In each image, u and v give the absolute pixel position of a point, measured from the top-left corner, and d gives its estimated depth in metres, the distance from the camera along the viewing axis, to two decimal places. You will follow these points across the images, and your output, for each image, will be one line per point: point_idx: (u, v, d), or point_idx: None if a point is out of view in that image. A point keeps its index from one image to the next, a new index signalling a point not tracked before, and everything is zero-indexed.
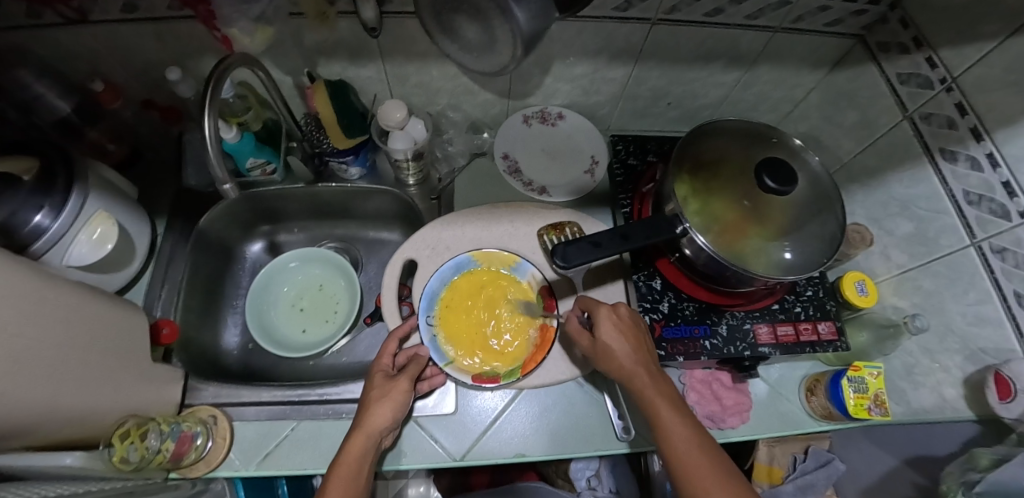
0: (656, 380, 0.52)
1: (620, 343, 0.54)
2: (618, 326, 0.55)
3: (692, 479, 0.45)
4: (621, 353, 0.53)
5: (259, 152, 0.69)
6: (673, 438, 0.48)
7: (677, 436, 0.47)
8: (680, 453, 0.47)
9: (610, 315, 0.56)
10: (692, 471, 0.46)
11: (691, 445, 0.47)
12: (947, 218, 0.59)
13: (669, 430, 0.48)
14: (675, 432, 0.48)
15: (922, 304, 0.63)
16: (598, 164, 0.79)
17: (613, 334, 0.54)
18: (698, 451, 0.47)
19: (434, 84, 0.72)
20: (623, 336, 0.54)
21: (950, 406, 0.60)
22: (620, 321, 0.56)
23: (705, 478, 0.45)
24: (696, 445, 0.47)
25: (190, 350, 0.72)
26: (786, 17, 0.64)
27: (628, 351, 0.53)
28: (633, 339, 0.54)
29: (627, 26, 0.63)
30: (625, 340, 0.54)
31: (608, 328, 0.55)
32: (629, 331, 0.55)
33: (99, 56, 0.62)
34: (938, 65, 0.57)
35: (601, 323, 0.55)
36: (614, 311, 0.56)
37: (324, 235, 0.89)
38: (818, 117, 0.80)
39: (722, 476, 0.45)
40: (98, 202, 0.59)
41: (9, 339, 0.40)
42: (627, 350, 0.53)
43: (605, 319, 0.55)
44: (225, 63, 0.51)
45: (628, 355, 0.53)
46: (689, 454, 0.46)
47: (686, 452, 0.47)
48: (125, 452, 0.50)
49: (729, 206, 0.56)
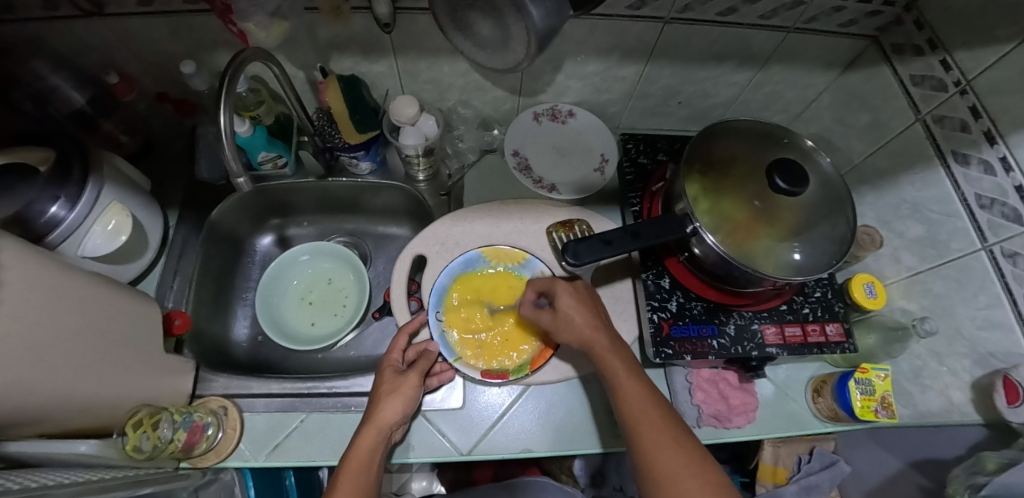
0: (616, 348, 0.54)
1: (580, 314, 0.55)
2: (576, 298, 0.57)
3: (651, 438, 0.46)
4: (582, 323, 0.54)
5: (271, 145, 0.70)
6: (633, 401, 0.49)
7: (635, 399, 0.49)
8: (639, 414, 0.48)
9: (568, 289, 0.57)
10: (649, 430, 0.47)
11: (648, 406, 0.48)
12: (958, 221, 0.59)
13: (626, 393, 0.49)
14: (634, 395, 0.49)
15: (932, 307, 0.63)
16: (608, 162, 0.79)
17: (573, 306, 0.56)
18: (655, 410, 0.48)
19: (446, 80, 0.72)
20: (581, 306, 0.56)
21: (958, 410, 0.61)
22: (579, 295, 0.58)
23: (663, 436, 0.46)
24: (655, 407, 0.48)
25: (201, 342, 0.72)
26: (799, 17, 0.64)
27: (587, 321, 0.55)
28: (592, 311, 0.56)
29: (639, 24, 0.63)
30: (584, 311, 0.56)
31: (568, 300, 0.56)
32: (588, 305, 0.57)
33: (114, 49, 0.63)
34: (952, 67, 0.57)
35: (561, 297, 0.57)
36: (572, 286, 0.58)
37: (333, 229, 0.89)
38: (830, 118, 0.79)
39: (678, 433, 0.47)
40: (113, 194, 0.59)
41: (25, 328, 0.40)
42: (587, 319, 0.55)
43: (565, 293, 0.57)
44: (240, 58, 0.51)
45: (587, 324, 0.55)
46: (648, 414, 0.48)
47: (644, 412, 0.48)
48: (138, 440, 0.51)
49: (739, 205, 0.56)
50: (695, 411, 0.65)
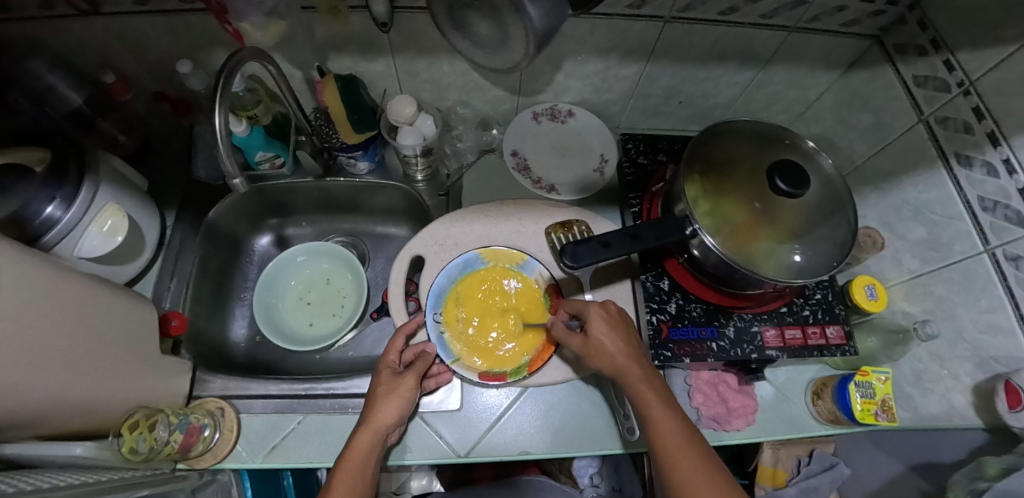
0: (649, 374, 0.53)
1: (612, 340, 0.55)
2: (608, 322, 0.56)
3: (685, 473, 0.47)
4: (613, 349, 0.54)
5: (268, 145, 0.70)
6: (666, 433, 0.49)
7: (668, 432, 0.49)
8: (672, 448, 0.48)
9: (600, 312, 0.57)
10: (681, 464, 0.47)
11: (681, 440, 0.48)
12: (961, 223, 0.58)
13: (659, 424, 0.49)
14: (666, 427, 0.49)
15: (933, 310, 0.63)
16: (608, 163, 0.78)
17: (605, 332, 0.55)
18: (687, 444, 0.48)
19: (444, 79, 0.71)
20: (613, 332, 0.56)
21: (958, 414, 0.60)
22: (610, 318, 0.57)
23: (697, 472, 0.46)
24: (687, 441, 0.48)
25: (198, 342, 0.72)
26: (802, 17, 0.63)
27: (619, 347, 0.54)
28: (624, 336, 0.56)
29: (640, 23, 0.62)
30: (616, 336, 0.55)
31: (599, 324, 0.56)
32: (620, 329, 0.56)
33: (110, 48, 0.62)
34: (956, 68, 0.56)
35: (593, 321, 0.56)
36: (604, 309, 0.58)
37: (331, 229, 0.89)
38: (832, 118, 0.79)
39: (712, 469, 0.47)
40: (109, 194, 0.59)
41: (21, 330, 0.40)
42: (619, 345, 0.54)
43: (596, 316, 0.56)
44: (236, 57, 0.51)
45: (620, 351, 0.54)
46: (680, 448, 0.48)
47: (677, 446, 0.48)
48: (133, 443, 0.51)
49: (740, 207, 0.55)
50: (694, 413, 0.65)
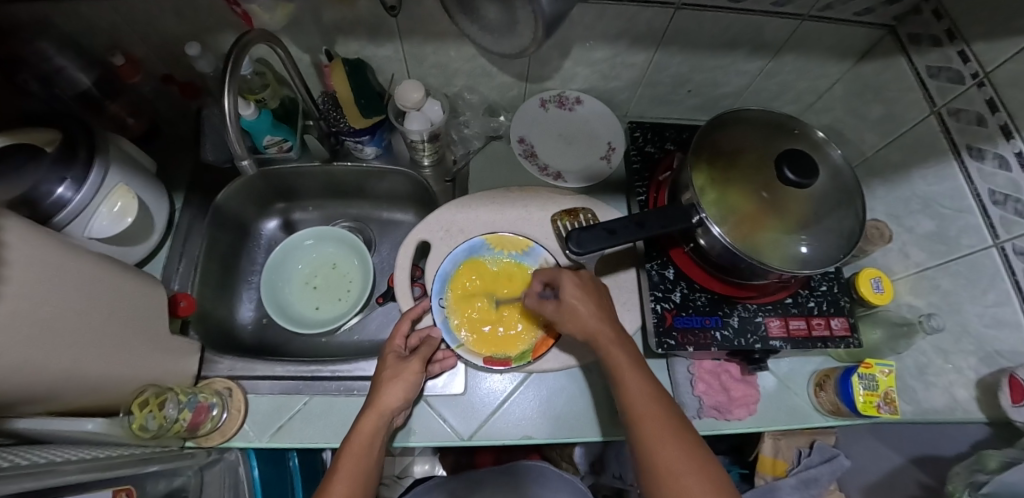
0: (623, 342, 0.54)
1: (584, 305, 0.55)
2: (582, 289, 0.57)
3: (655, 434, 0.47)
4: (586, 314, 0.55)
5: (276, 129, 0.70)
6: (636, 396, 0.49)
7: (637, 394, 0.49)
8: (642, 409, 0.48)
9: (573, 279, 0.57)
10: (652, 424, 0.47)
11: (651, 401, 0.49)
12: (970, 217, 0.58)
13: (630, 388, 0.50)
14: (636, 391, 0.49)
15: (939, 304, 0.62)
16: (615, 151, 0.77)
17: (579, 297, 0.56)
18: (658, 405, 0.48)
19: (452, 64, 0.71)
20: (587, 298, 0.56)
21: (961, 407, 0.60)
22: (583, 285, 0.57)
23: (665, 431, 0.47)
24: (655, 402, 0.48)
25: (206, 324, 0.73)
26: (814, 5, 0.62)
27: (593, 312, 0.55)
28: (598, 303, 0.56)
29: (650, 9, 0.61)
30: (590, 302, 0.56)
31: (573, 291, 0.56)
32: (594, 296, 0.57)
33: (119, 30, 0.62)
34: (971, 59, 0.56)
35: (565, 286, 0.57)
36: (577, 277, 0.58)
37: (337, 214, 0.89)
38: (843, 109, 0.78)
39: (678, 429, 0.47)
40: (118, 176, 0.60)
41: (32, 306, 0.40)
42: (592, 312, 0.55)
43: (569, 282, 0.57)
44: (244, 40, 0.51)
45: (593, 316, 0.55)
46: (649, 409, 0.48)
47: (647, 407, 0.48)
48: (143, 419, 0.52)
49: (746, 196, 0.56)
50: (696, 402, 0.64)
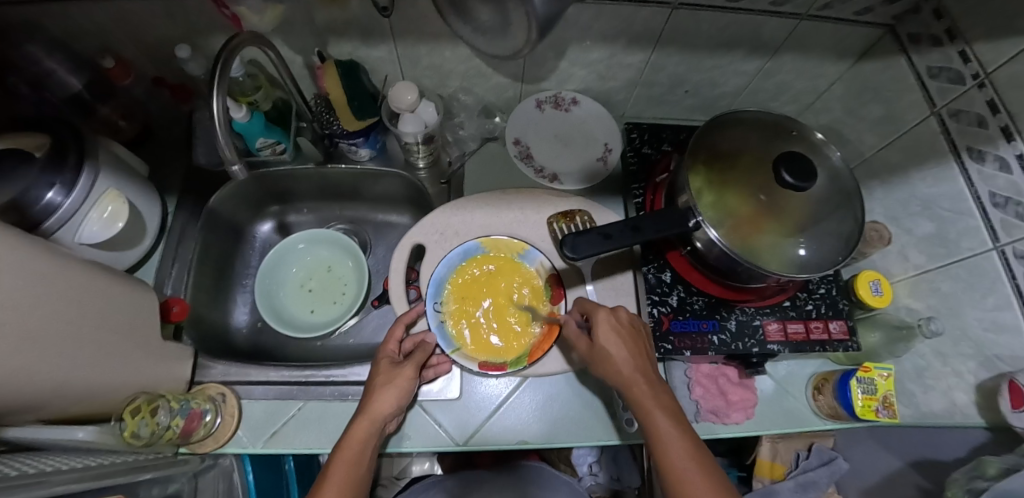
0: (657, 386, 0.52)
1: (618, 350, 0.53)
2: (617, 332, 0.54)
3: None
4: (620, 361, 0.52)
5: (269, 132, 0.69)
6: (673, 455, 0.46)
7: (673, 453, 0.47)
8: (678, 471, 0.46)
9: (608, 319, 0.55)
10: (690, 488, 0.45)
11: (688, 463, 0.46)
12: (970, 219, 0.57)
13: (666, 446, 0.47)
14: (674, 450, 0.47)
15: (938, 307, 0.62)
16: (611, 152, 0.77)
17: (612, 341, 0.53)
18: (696, 468, 0.46)
19: (447, 65, 0.70)
20: (621, 342, 0.53)
21: (960, 411, 0.59)
22: (620, 327, 0.54)
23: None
24: (694, 465, 0.46)
25: (199, 328, 0.72)
26: (813, 5, 0.61)
27: (627, 358, 0.52)
28: (634, 347, 0.53)
29: (646, 10, 0.60)
30: (625, 347, 0.53)
31: (607, 333, 0.54)
32: (630, 339, 0.54)
33: (109, 32, 0.62)
34: (971, 59, 0.55)
35: (598, 328, 0.54)
36: (612, 317, 0.55)
37: (332, 216, 0.88)
38: (841, 109, 0.77)
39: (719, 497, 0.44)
40: (109, 181, 0.59)
41: (20, 315, 0.40)
42: (629, 358, 0.52)
43: (603, 324, 0.54)
44: (235, 42, 0.50)
45: (627, 362, 0.52)
46: (687, 472, 0.45)
47: (684, 468, 0.46)
48: (136, 427, 0.51)
49: (744, 199, 0.55)
50: (694, 406, 0.64)
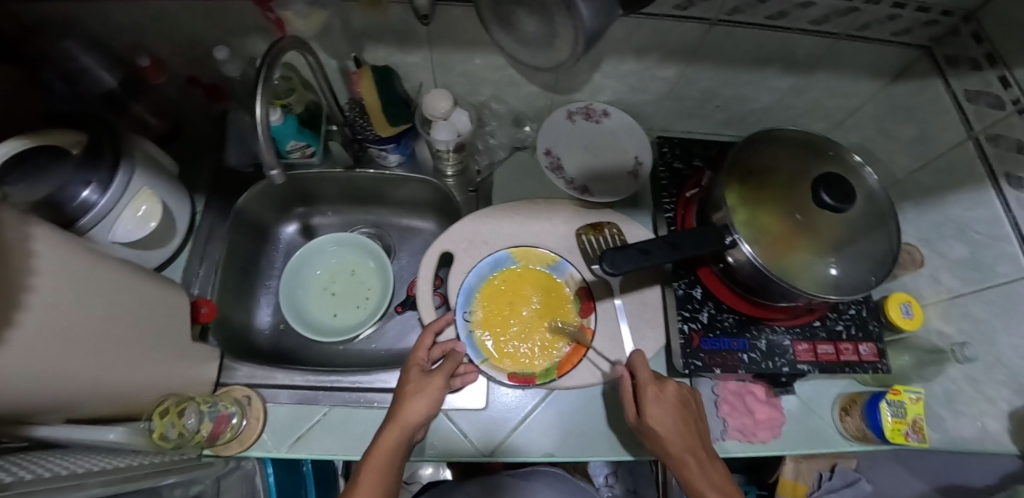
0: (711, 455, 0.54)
1: (669, 428, 0.54)
2: (667, 409, 0.55)
3: None
4: (670, 439, 0.53)
5: (300, 135, 0.69)
6: None
7: None
8: None
9: (658, 397, 0.55)
10: None
11: None
12: (1006, 245, 0.57)
13: None
14: None
15: (970, 332, 0.61)
16: (643, 166, 0.74)
17: (662, 418, 0.54)
18: None
19: (480, 73, 0.70)
20: (670, 417, 0.54)
21: (991, 438, 0.59)
22: (670, 403, 0.55)
23: None
24: None
25: (225, 329, 0.72)
26: (851, 25, 0.61)
27: (676, 436, 0.53)
28: (683, 422, 0.54)
29: (683, 25, 0.60)
30: (676, 426, 0.54)
31: (656, 412, 0.54)
32: (679, 413, 0.55)
33: (148, 32, 0.62)
34: (1012, 84, 0.55)
35: (648, 406, 0.55)
36: (661, 391, 0.56)
37: (356, 220, 0.88)
38: (874, 129, 0.77)
39: None
40: (144, 180, 0.59)
41: (59, 317, 0.39)
42: (677, 434, 0.53)
43: (653, 403, 0.55)
44: (277, 47, 0.50)
45: (678, 441, 0.53)
46: None
47: None
48: (164, 429, 0.52)
49: (779, 217, 0.55)
50: (720, 424, 0.64)
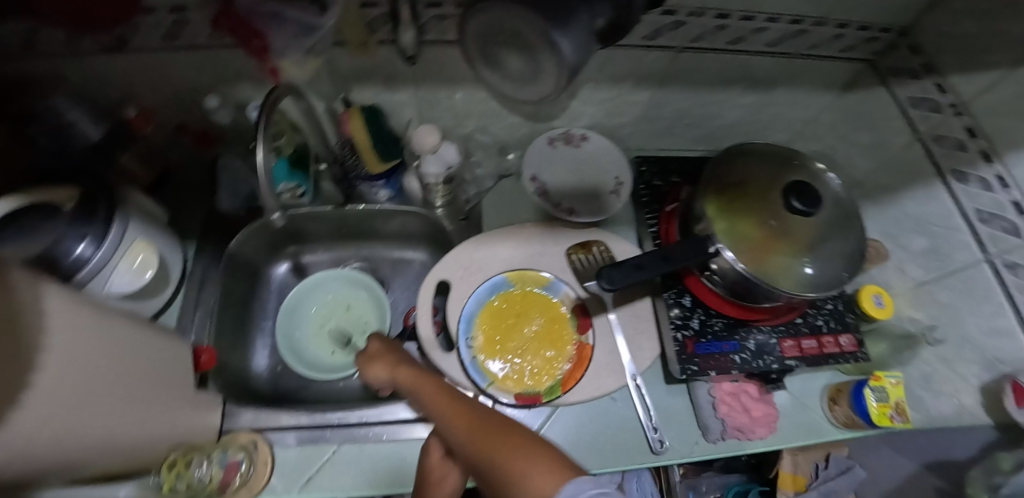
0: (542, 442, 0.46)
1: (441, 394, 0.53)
2: (433, 380, 0.55)
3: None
4: (445, 406, 0.51)
5: (292, 176, 0.70)
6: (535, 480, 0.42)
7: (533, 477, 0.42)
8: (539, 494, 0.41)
9: (394, 360, 0.61)
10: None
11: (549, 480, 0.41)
12: (960, 234, 0.62)
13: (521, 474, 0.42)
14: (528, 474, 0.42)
15: (939, 316, 0.67)
16: (623, 185, 0.76)
17: (431, 384, 0.54)
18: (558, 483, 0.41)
19: (464, 107, 0.73)
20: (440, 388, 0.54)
21: (967, 412, 0.64)
22: (396, 368, 0.60)
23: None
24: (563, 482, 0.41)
25: (224, 375, 0.71)
26: (802, 44, 0.67)
27: (448, 404, 0.51)
28: (445, 393, 0.53)
29: (653, 54, 0.65)
30: (449, 396, 0.52)
31: (427, 380, 0.55)
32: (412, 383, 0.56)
33: (138, 84, 0.63)
34: (948, 90, 0.61)
35: (403, 370, 0.59)
36: (394, 357, 0.62)
37: (348, 255, 0.89)
38: (832, 136, 0.82)
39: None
40: (138, 231, 0.59)
41: (78, 371, 0.40)
42: (458, 403, 0.51)
43: (411, 371, 0.58)
44: (274, 95, 0.53)
45: (454, 411, 0.50)
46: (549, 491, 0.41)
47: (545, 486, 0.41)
48: (172, 482, 0.58)
49: (756, 224, 0.59)
50: (719, 425, 0.66)
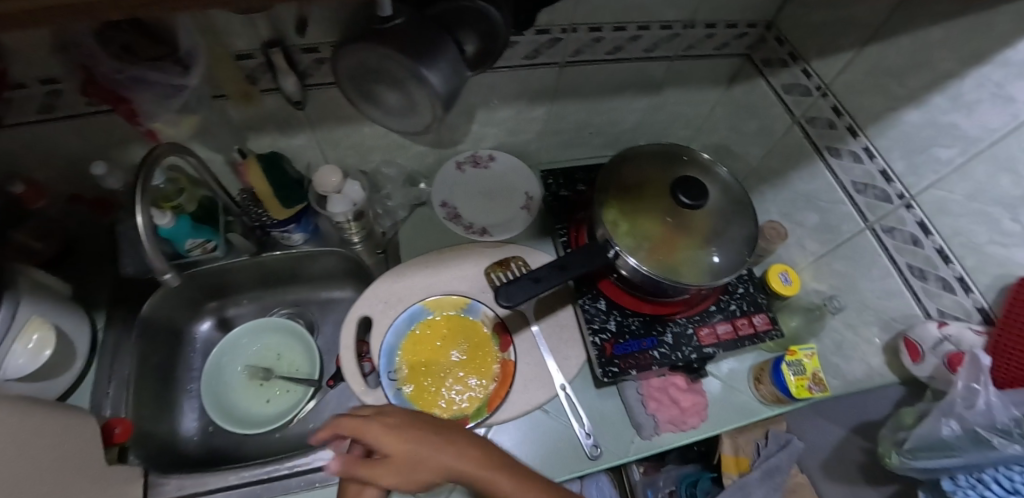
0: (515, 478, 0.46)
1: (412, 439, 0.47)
2: (404, 428, 0.47)
3: None
4: (426, 450, 0.46)
5: (197, 231, 0.69)
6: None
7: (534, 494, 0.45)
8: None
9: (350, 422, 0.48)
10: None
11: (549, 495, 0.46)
12: (844, 206, 0.66)
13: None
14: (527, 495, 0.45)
15: (839, 285, 0.71)
16: (533, 199, 0.81)
17: (402, 433, 0.47)
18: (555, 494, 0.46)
19: (367, 142, 0.74)
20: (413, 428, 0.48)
21: (877, 372, 0.69)
22: (349, 429, 0.47)
23: None
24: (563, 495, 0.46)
25: (145, 445, 0.69)
26: (679, 47, 0.71)
27: (437, 445, 0.47)
28: (421, 429, 0.48)
29: (539, 71, 0.68)
30: (424, 436, 0.47)
31: (390, 434, 0.47)
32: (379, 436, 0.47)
33: (19, 158, 0.61)
34: (813, 75, 0.65)
35: (367, 428, 0.47)
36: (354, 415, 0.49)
37: (275, 302, 0.88)
38: (726, 128, 0.87)
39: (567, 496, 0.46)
40: (32, 309, 0.57)
41: None
42: (441, 445, 0.47)
43: (374, 429, 0.47)
44: (154, 155, 0.52)
45: (443, 452, 0.47)
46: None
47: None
48: None
49: (656, 223, 0.62)
50: (652, 421, 0.67)
